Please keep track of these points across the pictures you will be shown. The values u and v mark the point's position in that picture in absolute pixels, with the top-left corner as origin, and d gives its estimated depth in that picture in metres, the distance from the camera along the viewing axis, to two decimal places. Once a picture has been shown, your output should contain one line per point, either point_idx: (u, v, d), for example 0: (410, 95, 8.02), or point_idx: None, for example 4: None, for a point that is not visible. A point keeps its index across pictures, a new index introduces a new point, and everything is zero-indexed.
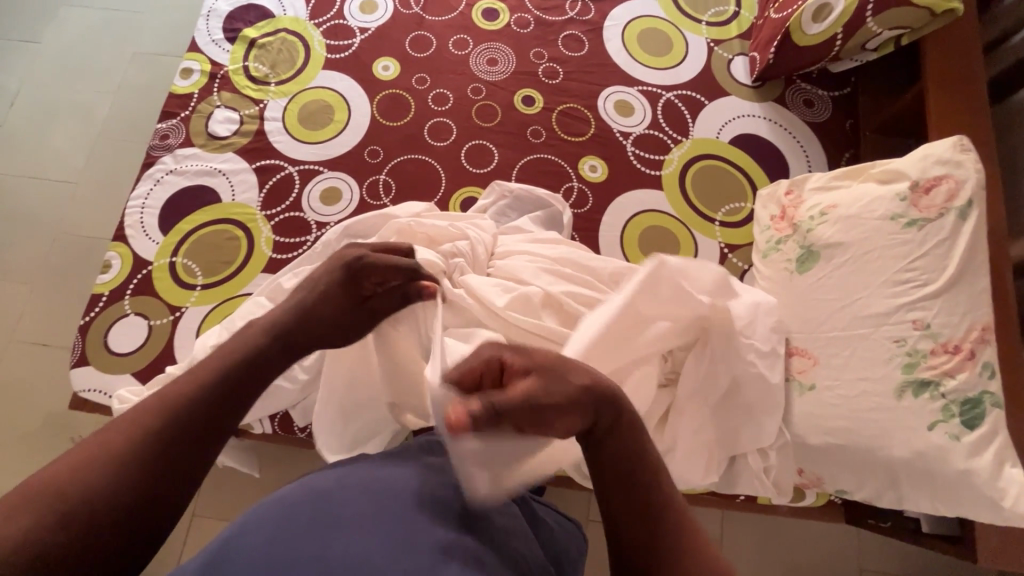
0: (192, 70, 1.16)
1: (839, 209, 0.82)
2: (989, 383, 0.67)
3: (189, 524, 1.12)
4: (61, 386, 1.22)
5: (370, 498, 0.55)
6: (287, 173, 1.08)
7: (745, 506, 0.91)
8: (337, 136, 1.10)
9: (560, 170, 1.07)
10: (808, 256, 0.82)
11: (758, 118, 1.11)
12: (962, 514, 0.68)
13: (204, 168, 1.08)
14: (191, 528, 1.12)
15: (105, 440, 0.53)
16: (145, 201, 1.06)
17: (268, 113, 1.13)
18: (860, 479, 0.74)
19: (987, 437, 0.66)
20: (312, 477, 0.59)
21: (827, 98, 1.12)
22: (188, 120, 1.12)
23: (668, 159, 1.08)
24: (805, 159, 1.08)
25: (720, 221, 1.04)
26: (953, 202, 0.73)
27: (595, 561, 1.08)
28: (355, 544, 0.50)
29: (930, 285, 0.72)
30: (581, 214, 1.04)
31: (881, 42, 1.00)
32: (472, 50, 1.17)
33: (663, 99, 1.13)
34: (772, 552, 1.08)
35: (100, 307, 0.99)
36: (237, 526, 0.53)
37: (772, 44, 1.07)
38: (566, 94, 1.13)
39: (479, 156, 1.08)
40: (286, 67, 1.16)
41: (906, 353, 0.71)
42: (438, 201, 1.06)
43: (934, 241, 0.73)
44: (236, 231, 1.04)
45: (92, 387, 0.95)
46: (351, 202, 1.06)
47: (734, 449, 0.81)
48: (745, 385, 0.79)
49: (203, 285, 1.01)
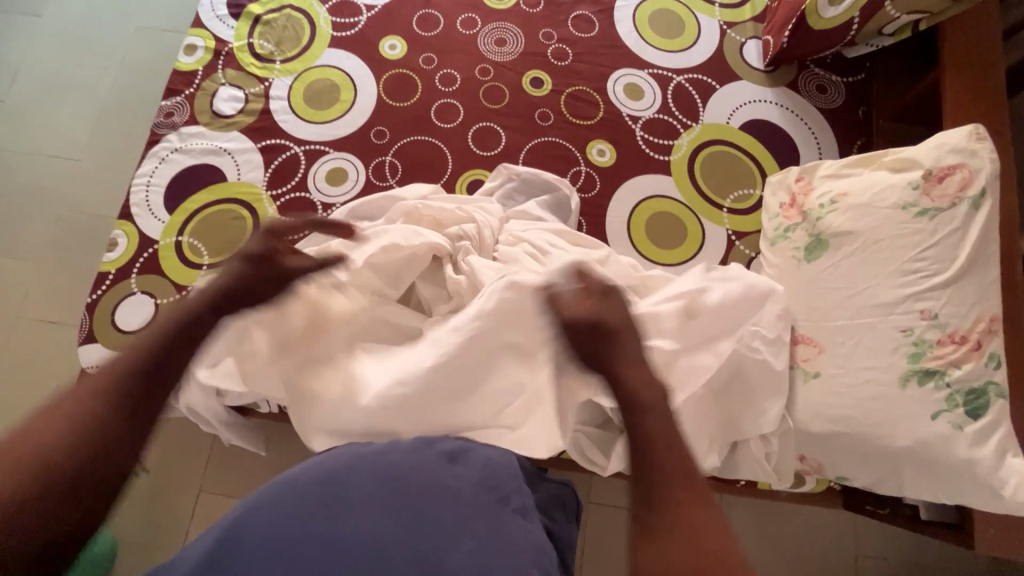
0: (195, 47, 1.15)
1: (849, 197, 0.81)
2: (995, 374, 0.68)
3: (197, 498, 1.15)
4: (67, 363, 1.23)
5: (377, 482, 0.54)
6: (293, 154, 1.07)
7: (745, 491, 0.92)
8: (344, 115, 1.09)
9: (568, 154, 1.06)
10: (817, 244, 0.82)
11: (770, 104, 1.10)
12: (962, 503, 0.69)
13: (209, 147, 1.08)
14: (198, 502, 1.14)
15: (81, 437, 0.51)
16: (150, 179, 1.06)
17: (273, 92, 1.11)
18: (862, 467, 0.75)
19: (990, 427, 0.67)
20: (323, 456, 0.59)
21: (840, 84, 1.10)
22: (192, 97, 1.11)
23: (677, 144, 1.07)
24: (816, 146, 1.07)
25: (728, 208, 1.03)
26: (966, 191, 0.72)
27: (593, 543, 1.10)
28: (363, 526, 0.50)
29: (939, 275, 0.71)
30: (588, 199, 1.04)
31: (898, 26, 0.98)
32: (480, 29, 1.15)
33: (674, 83, 1.11)
34: (766, 536, 1.09)
35: (106, 287, 0.99)
36: (246, 503, 0.53)
37: (786, 28, 1.06)
38: (575, 77, 1.12)
39: (487, 139, 1.07)
40: (291, 44, 1.15)
41: (912, 343, 0.71)
42: (446, 183, 1.05)
43: (945, 231, 0.72)
44: (242, 211, 1.04)
45: (101, 364, 0.95)
46: (356, 183, 1.05)
47: (738, 436, 0.81)
48: (752, 370, 0.79)
49: (210, 265, 1.01)
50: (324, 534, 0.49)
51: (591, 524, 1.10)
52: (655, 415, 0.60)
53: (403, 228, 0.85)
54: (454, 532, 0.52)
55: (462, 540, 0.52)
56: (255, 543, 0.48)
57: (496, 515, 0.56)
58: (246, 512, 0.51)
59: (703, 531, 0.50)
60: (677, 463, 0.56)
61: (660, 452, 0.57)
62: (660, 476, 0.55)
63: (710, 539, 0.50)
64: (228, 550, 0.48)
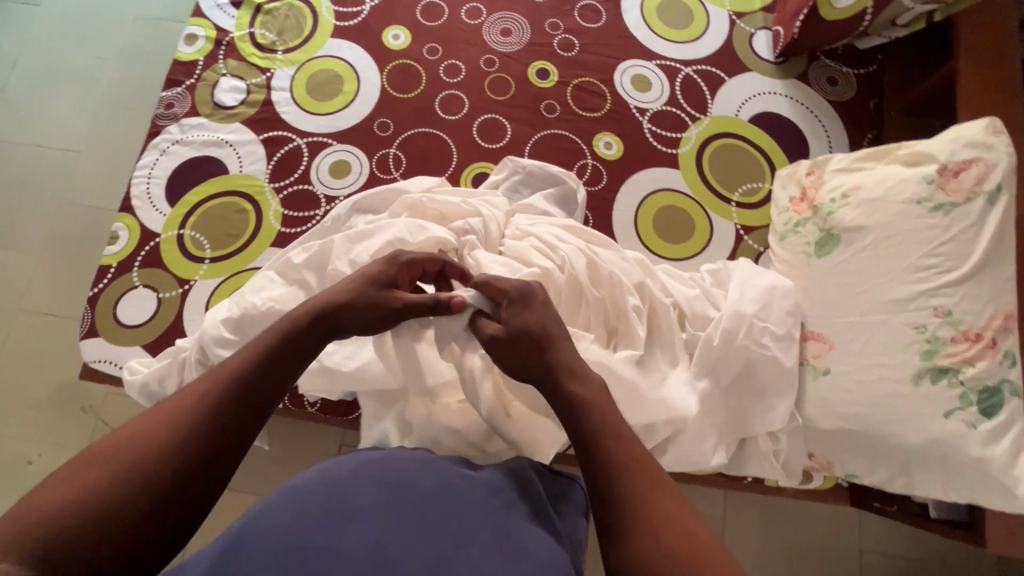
0: (196, 36, 1.13)
1: (862, 191, 0.80)
2: (1009, 372, 0.66)
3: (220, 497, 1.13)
4: (69, 357, 1.22)
5: (384, 490, 0.54)
6: (295, 146, 1.06)
7: (751, 488, 0.91)
8: (347, 107, 1.08)
9: (574, 147, 1.05)
10: (827, 239, 0.81)
11: (780, 96, 1.08)
12: (973, 501, 0.68)
13: (211, 138, 1.06)
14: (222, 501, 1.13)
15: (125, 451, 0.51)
16: (152, 171, 1.05)
17: (275, 82, 1.10)
18: (872, 464, 0.74)
19: (1005, 425, 0.66)
20: (330, 462, 0.58)
21: (851, 76, 1.09)
22: (192, 88, 1.09)
23: (685, 136, 1.06)
24: (826, 139, 1.05)
25: (736, 202, 1.02)
26: (982, 185, 0.71)
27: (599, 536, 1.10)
28: (369, 535, 0.49)
29: (953, 272, 0.70)
30: (595, 192, 1.02)
31: (912, 17, 0.96)
32: (485, 19, 1.13)
33: (682, 75, 1.10)
34: (771, 531, 1.09)
35: (108, 280, 0.99)
36: (252, 511, 0.52)
37: (797, 18, 1.03)
38: (582, 68, 1.10)
39: (493, 131, 1.06)
40: (293, 34, 1.13)
41: (925, 340, 0.70)
42: (450, 176, 1.04)
43: (960, 226, 0.71)
44: (244, 204, 1.03)
45: (104, 358, 0.95)
46: (359, 176, 1.04)
47: (746, 432, 0.80)
48: (762, 367, 0.78)
49: (212, 258, 1.00)
50: (330, 542, 0.49)
51: None
52: (594, 412, 0.57)
53: (408, 223, 0.83)
54: (463, 540, 0.51)
55: (470, 548, 0.51)
56: (262, 554, 0.48)
57: (504, 520, 0.55)
58: (252, 520, 0.51)
59: (665, 518, 0.50)
60: (630, 455, 0.55)
61: (607, 448, 0.55)
62: (612, 475, 0.54)
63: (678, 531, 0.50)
64: (234, 561, 0.48)
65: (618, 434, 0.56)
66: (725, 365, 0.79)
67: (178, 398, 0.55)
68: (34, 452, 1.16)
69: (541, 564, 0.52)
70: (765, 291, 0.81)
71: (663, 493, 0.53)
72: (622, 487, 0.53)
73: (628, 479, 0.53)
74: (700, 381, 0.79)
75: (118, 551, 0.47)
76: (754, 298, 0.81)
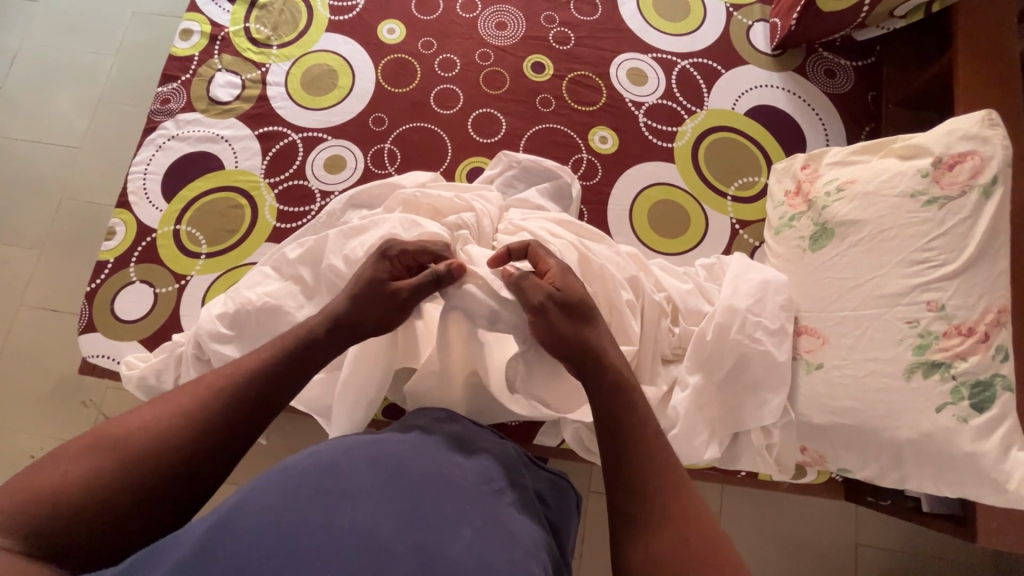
0: (191, 31, 1.13)
1: (856, 185, 0.79)
2: (1001, 366, 0.66)
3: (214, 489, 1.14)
4: (69, 351, 1.23)
5: (378, 474, 0.53)
6: (290, 141, 1.06)
7: (744, 481, 0.91)
8: (341, 102, 1.07)
9: (570, 141, 1.04)
10: (822, 234, 0.81)
11: (776, 89, 1.07)
12: (965, 496, 0.68)
13: (207, 134, 1.06)
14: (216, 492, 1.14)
15: (118, 441, 0.51)
16: (148, 166, 1.05)
17: (270, 77, 1.09)
18: (864, 459, 0.74)
19: (997, 420, 0.65)
20: (319, 446, 0.57)
21: (849, 68, 1.08)
22: (188, 83, 1.09)
23: (681, 130, 1.05)
24: (823, 133, 1.04)
25: (732, 195, 1.01)
26: (977, 179, 0.70)
27: (594, 530, 1.11)
28: (363, 518, 0.49)
29: (947, 266, 0.70)
30: (591, 186, 1.02)
31: (911, 8, 0.96)
32: (480, 12, 1.13)
33: (678, 68, 1.09)
34: (767, 525, 1.10)
35: (105, 275, 0.99)
36: (241, 491, 0.51)
37: (794, 10, 1.02)
38: (577, 61, 1.09)
39: (488, 126, 1.06)
40: (288, 29, 1.13)
41: (918, 335, 0.70)
42: (445, 171, 1.04)
43: (953, 221, 0.70)
44: (239, 200, 1.03)
45: (101, 352, 0.95)
46: (355, 171, 1.04)
47: (738, 427, 0.80)
48: (755, 361, 0.78)
49: (207, 254, 1.00)
50: (322, 525, 0.47)
51: (589, 513, 1.11)
52: (628, 434, 0.60)
53: (402, 218, 0.82)
54: (454, 524, 0.51)
55: (461, 532, 0.51)
56: (254, 530, 0.46)
57: (493, 507, 0.56)
58: (241, 501, 0.49)
59: (686, 515, 0.54)
60: (662, 482, 0.57)
61: (645, 473, 0.57)
62: (638, 475, 0.57)
63: (695, 521, 0.54)
64: (224, 536, 0.46)
65: (655, 457, 0.58)
66: (717, 360, 0.79)
67: (178, 398, 0.56)
68: (35, 445, 1.18)
69: (529, 550, 0.53)
70: (758, 284, 0.81)
71: (691, 526, 0.54)
72: (649, 512, 0.55)
73: (657, 500, 0.55)
74: (693, 375, 0.79)
75: (110, 536, 0.49)
76: (748, 291, 0.80)
